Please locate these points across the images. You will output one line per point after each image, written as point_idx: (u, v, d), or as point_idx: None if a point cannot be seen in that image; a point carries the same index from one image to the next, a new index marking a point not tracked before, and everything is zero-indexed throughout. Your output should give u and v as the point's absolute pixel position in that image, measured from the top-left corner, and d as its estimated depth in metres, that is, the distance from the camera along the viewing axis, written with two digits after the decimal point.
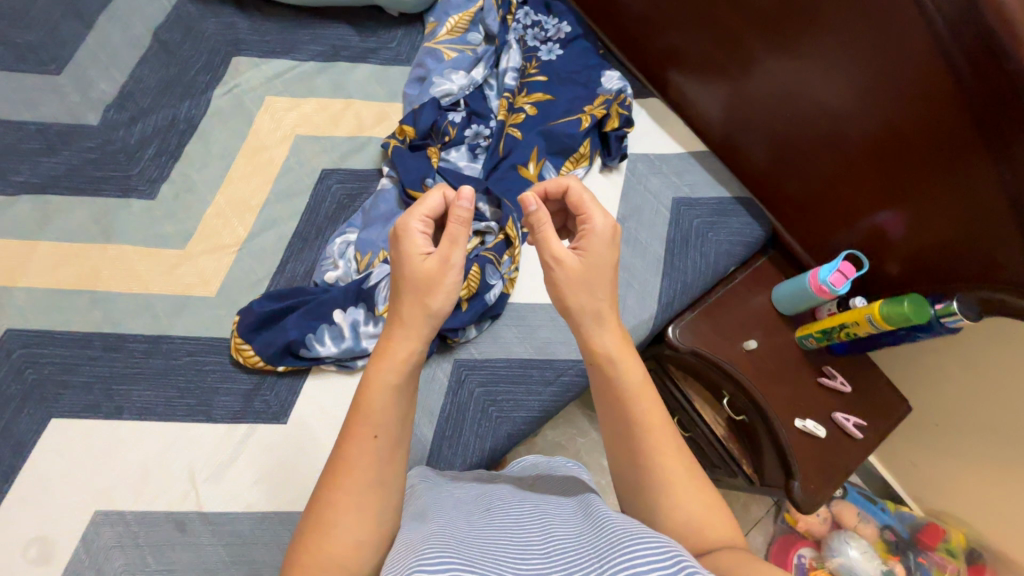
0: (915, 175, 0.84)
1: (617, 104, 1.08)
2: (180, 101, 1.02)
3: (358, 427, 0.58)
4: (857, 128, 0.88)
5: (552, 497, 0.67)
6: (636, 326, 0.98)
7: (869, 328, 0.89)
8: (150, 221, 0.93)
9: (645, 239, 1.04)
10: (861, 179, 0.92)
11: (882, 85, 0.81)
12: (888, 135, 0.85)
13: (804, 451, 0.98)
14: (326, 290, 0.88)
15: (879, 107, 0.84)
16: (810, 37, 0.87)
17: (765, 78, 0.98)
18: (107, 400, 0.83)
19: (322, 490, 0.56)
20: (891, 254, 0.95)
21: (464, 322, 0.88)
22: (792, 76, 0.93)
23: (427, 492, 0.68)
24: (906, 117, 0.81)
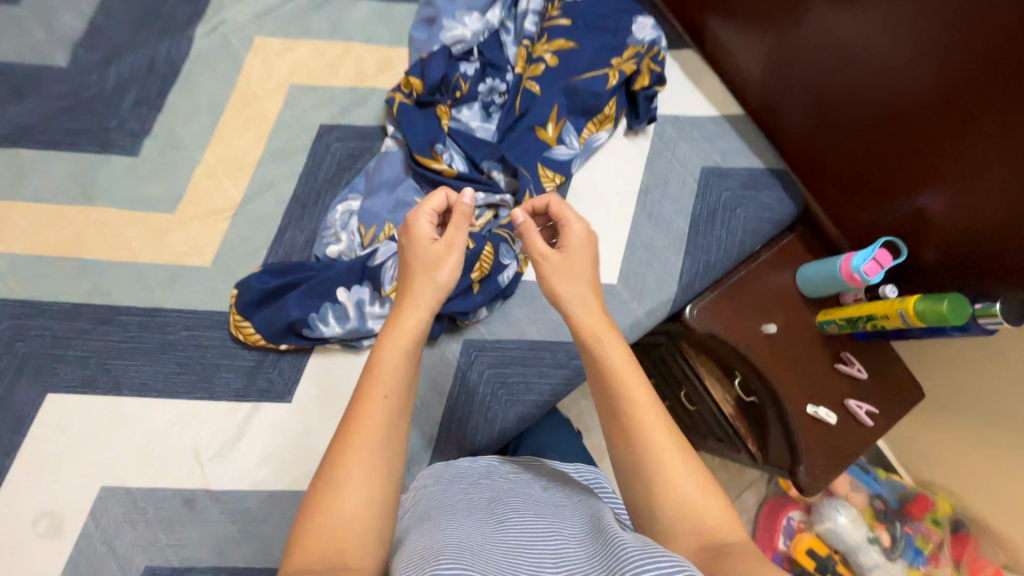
0: (961, 139, 0.76)
1: (649, 58, 0.98)
2: (157, 39, 0.90)
3: (370, 385, 0.57)
4: (905, 86, 0.79)
5: (565, 509, 0.64)
6: (654, 308, 0.93)
7: (899, 323, 0.85)
8: (134, 181, 0.86)
9: (669, 213, 0.98)
10: (901, 151, 0.84)
11: (947, 34, 0.72)
12: (941, 95, 0.75)
13: (812, 436, 0.97)
14: (328, 265, 0.83)
15: (932, 65, 0.75)
16: None
17: (811, 30, 0.88)
18: (104, 375, 0.80)
19: (331, 447, 0.54)
20: (926, 241, 0.87)
21: (476, 305, 0.83)
22: (841, 28, 0.83)
23: (437, 502, 0.65)
24: (961, 76, 0.72)
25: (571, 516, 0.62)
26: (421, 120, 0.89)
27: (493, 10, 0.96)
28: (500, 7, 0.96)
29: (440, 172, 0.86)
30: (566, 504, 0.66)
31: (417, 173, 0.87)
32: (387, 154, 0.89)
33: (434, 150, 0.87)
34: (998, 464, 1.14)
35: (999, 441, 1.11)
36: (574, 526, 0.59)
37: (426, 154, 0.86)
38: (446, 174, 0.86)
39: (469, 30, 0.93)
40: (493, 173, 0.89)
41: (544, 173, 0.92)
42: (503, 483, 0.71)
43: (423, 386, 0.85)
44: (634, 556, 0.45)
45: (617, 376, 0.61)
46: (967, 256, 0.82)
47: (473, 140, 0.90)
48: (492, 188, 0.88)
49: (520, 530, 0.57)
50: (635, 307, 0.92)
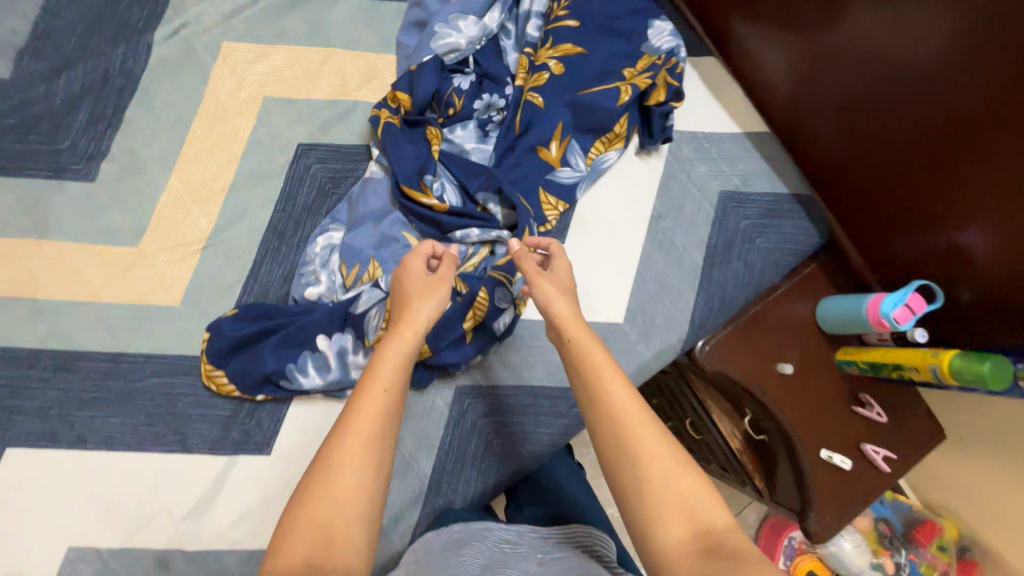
0: (997, 152, 0.66)
1: (666, 70, 0.88)
2: (111, 46, 0.80)
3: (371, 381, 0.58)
4: (938, 93, 0.69)
5: None
6: (664, 350, 0.86)
7: (929, 377, 0.78)
8: (92, 211, 0.77)
9: (682, 243, 0.89)
10: (937, 168, 0.74)
11: (986, 29, 0.62)
12: (978, 102, 0.66)
13: (826, 483, 0.92)
14: (306, 310, 0.75)
15: (978, 70, 0.64)
16: None
17: (848, 33, 0.76)
18: (67, 427, 0.74)
19: (326, 440, 0.54)
20: (963, 278, 0.77)
21: (468, 356, 0.77)
22: (880, 28, 0.72)
23: None
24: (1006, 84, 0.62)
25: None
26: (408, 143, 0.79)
27: (492, 12, 0.85)
28: (499, 8, 0.86)
29: (430, 207, 0.77)
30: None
31: (405, 206, 0.79)
32: (371, 183, 0.80)
33: (423, 180, 0.78)
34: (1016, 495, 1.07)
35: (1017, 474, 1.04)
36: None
37: (414, 185, 0.77)
38: (436, 209, 0.78)
39: (464, 36, 0.83)
40: (489, 204, 0.80)
41: (546, 201, 0.83)
42: (501, 552, 0.67)
43: (412, 438, 0.79)
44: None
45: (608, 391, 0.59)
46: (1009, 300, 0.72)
47: (468, 165, 0.80)
48: (488, 223, 0.79)
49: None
50: (642, 349, 0.85)
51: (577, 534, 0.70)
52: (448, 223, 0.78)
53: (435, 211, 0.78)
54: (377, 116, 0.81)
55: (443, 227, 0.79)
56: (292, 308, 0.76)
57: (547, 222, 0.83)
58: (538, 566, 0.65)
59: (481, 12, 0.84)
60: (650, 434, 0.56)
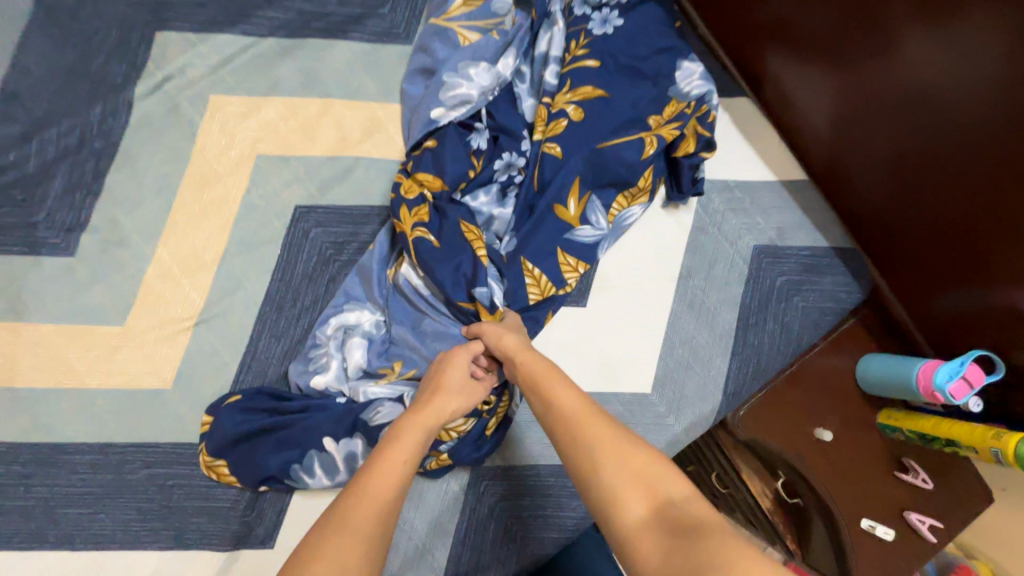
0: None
1: (697, 119, 0.80)
2: (87, 105, 0.73)
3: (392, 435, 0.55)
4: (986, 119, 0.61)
5: None
6: (694, 423, 0.80)
7: (988, 456, 0.72)
8: (73, 288, 0.71)
9: (713, 303, 0.82)
10: (981, 207, 0.65)
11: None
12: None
13: (868, 555, 0.86)
14: (312, 407, 0.70)
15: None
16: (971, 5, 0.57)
17: (893, 76, 0.68)
18: (52, 527, 0.68)
19: (342, 497, 0.48)
20: (1016, 345, 0.69)
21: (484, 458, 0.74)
22: (927, 69, 0.64)
23: None
24: None
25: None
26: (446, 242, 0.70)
27: (505, 57, 0.78)
28: (513, 54, 0.78)
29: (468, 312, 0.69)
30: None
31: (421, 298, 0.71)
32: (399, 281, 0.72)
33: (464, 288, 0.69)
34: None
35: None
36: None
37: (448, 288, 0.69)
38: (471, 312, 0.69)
39: (474, 87, 0.75)
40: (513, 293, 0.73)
41: (565, 263, 0.75)
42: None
43: (426, 527, 0.74)
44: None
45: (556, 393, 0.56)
46: None
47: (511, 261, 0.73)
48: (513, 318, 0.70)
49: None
50: (671, 423, 0.79)
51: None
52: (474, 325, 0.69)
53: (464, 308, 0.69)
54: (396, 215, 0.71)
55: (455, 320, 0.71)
56: (298, 404, 0.70)
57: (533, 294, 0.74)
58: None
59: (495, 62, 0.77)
60: (602, 429, 0.51)
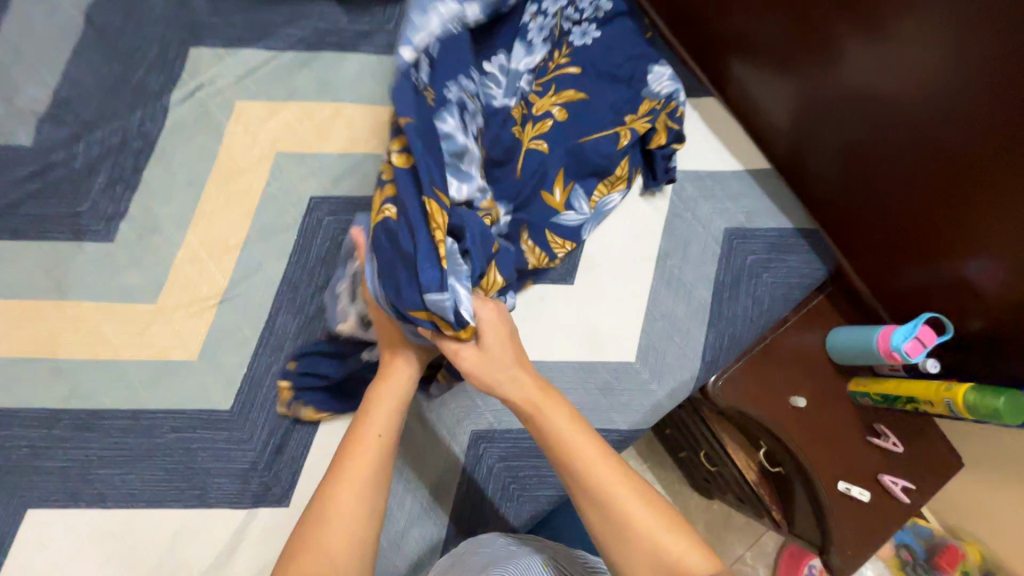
0: (997, 182, 0.68)
1: (666, 114, 0.91)
2: (129, 110, 0.83)
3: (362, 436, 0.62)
4: (932, 122, 0.71)
5: None
6: (676, 389, 0.87)
7: (942, 408, 0.78)
8: (112, 270, 0.79)
9: (690, 280, 0.90)
10: (929, 204, 0.77)
11: (986, 62, 0.63)
12: (979, 137, 0.67)
13: (845, 515, 0.91)
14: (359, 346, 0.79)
15: (957, 120, 0.68)
16: (903, 23, 0.68)
17: (845, 81, 0.79)
18: (87, 487, 0.74)
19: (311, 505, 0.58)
20: (975, 308, 0.80)
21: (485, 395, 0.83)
22: (874, 76, 0.75)
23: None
24: (974, 135, 0.68)
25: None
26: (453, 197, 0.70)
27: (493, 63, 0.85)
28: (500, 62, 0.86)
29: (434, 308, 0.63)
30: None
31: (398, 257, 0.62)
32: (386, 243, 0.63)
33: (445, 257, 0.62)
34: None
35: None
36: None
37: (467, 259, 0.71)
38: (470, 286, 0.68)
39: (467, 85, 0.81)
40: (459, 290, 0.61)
41: (553, 241, 0.84)
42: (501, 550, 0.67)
43: (430, 486, 0.80)
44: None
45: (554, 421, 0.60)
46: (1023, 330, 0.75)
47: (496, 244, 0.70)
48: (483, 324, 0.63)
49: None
50: (655, 389, 0.86)
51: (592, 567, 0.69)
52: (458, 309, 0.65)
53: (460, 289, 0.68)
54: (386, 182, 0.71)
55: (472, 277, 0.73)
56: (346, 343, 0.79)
57: (529, 261, 0.83)
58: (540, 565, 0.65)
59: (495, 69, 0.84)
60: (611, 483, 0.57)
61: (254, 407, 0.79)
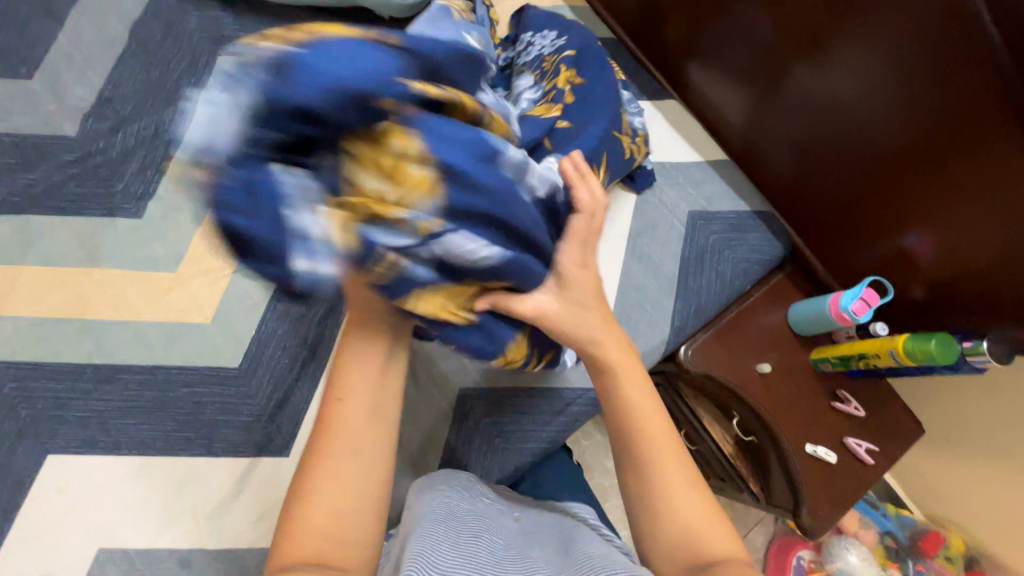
0: (931, 165, 0.79)
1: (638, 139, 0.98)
2: (163, 108, 0.95)
3: (338, 416, 0.56)
4: (869, 119, 0.83)
5: (539, 532, 0.69)
6: (648, 352, 0.96)
7: (891, 362, 0.87)
8: (139, 242, 0.89)
9: (658, 257, 1.00)
10: (881, 193, 0.87)
11: (918, 69, 0.74)
12: (915, 132, 0.78)
13: (814, 476, 0.96)
14: None
15: (899, 118, 0.79)
16: (837, 34, 0.80)
17: (789, 82, 0.91)
18: (103, 435, 0.81)
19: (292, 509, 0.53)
20: (917, 278, 0.90)
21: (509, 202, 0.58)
22: (816, 81, 0.87)
23: (421, 507, 0.68)
24: (916, 129, 0.78)
25: (551, 546, 0.64)
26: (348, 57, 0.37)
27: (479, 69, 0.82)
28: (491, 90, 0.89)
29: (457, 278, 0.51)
30: (542, 535, 0.68)
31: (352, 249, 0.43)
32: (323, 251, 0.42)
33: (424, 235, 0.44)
34: (1001, 483, 1.10)
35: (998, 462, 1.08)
36: (552, 557, 0.61)
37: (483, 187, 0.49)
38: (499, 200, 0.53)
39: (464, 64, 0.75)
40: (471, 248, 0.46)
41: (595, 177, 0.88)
42: (480, 500, 0.72)
43: (421, 439, 0.86)
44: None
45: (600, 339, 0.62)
46: (957, 291, 0.86)
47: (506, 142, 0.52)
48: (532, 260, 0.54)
49: (508, 558, 0.60)
50: None
51: (555, 506, 0.78)
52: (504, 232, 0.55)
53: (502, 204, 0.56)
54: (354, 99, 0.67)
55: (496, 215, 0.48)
56: None
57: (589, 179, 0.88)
58: (514, 521, 0.71)
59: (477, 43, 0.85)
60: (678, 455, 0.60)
61: (260, 365, 0.86)
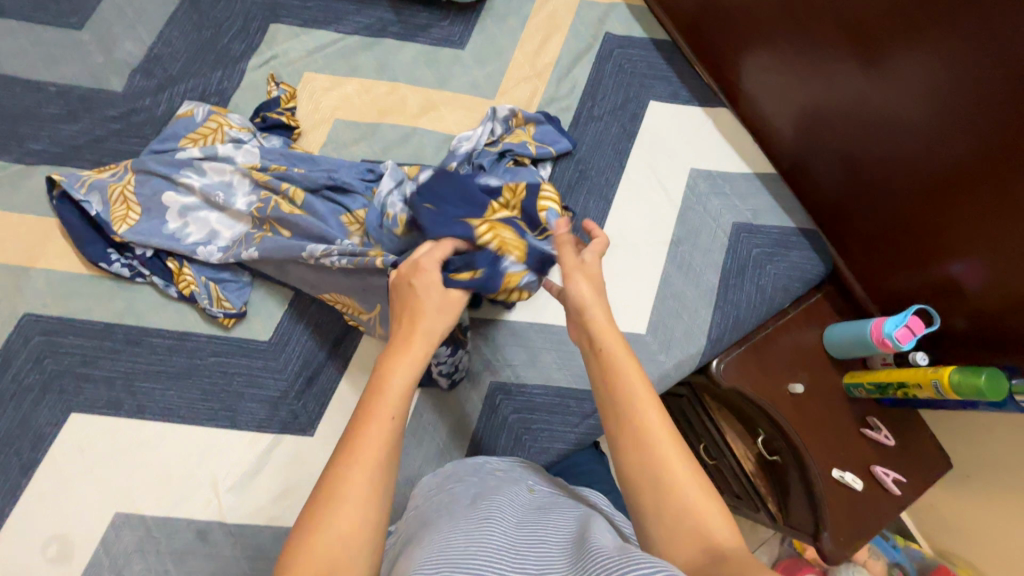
0: (995, 191, 0.75)
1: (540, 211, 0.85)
2: (211, 70, 0.94)
3: (378, 405, 0.50)
4: (934, 140, 0.80)
5: (557, 510, 0.61)
6: (682, 360, 0.94)
7: (932, 393, 0.85)
8: None
9: (698, 265, 0.99)
10: (931, 218, 0.84)
11: (985, 92, 0.72)
12: (975, 157, 0.76)
13: (838, 501, 0.93)
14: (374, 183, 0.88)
15: (959, 140, 0.77)
16: (904, 50, 0.79)
17: (845, 95, 0.89)
18: (128, 397, 0.79)
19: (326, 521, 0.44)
20: (959, 308, 0.87)
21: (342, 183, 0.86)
22: (874, 96, 0.85)
23: (424, 510, 0.64)
24: (975, 153, 0.76)
25: (567, 520, 0.57)
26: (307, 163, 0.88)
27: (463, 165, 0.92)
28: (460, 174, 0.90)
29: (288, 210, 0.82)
30: (556, 506, 0.62)
31: (367, 188, 0.87)
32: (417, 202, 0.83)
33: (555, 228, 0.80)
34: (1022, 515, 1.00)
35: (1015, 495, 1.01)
36: (569, 534, 0.54)
37: (193, 136, 0.87)
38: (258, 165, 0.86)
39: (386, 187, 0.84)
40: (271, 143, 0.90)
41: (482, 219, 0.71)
42: (490, 481, 0.66)
43: (447, 430, 0.85)
44: (614, 561, 0.43)
45: (616, 361, 0.58)
46: (1001, 327, 0.82)
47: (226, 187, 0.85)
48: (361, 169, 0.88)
49: (519, 541, 0.52)
50: (663, 359, 0.93)
51: (567, 488, 0.72)
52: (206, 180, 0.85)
53: (175, 152, 0.85)
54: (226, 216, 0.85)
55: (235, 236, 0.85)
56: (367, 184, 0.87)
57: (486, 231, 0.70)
58: (528, 491, 0.65)
59: (74, 185, 0.81)
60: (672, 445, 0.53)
61: (291, 340, 0.85)
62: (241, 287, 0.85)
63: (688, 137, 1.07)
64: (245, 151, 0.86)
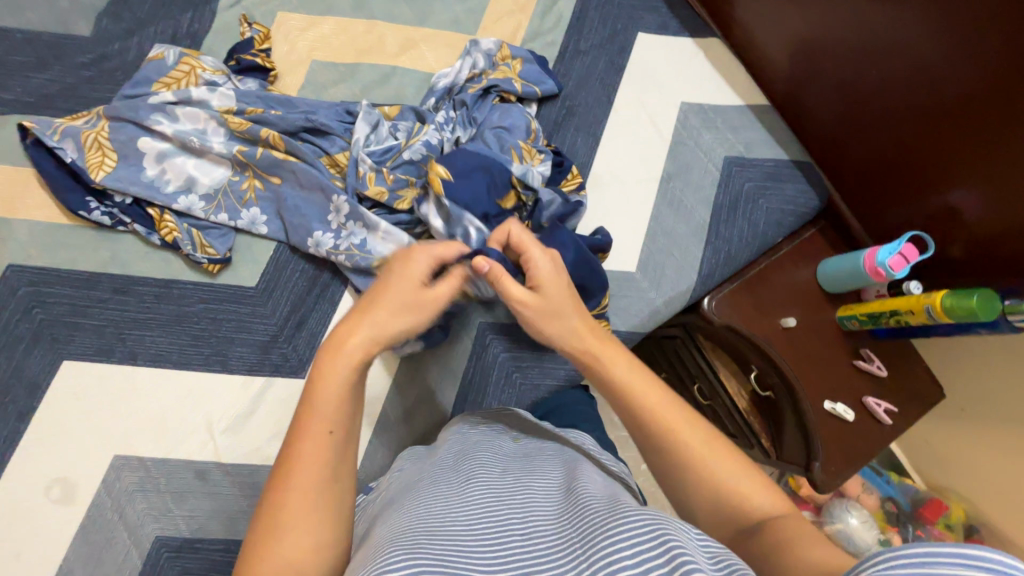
0: (995, 111, 0.73)
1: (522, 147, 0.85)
2: (181, 13, 0.91)
3: (310, 421, 0.45)
4: (932, 63, 0.77)
5: (541, 464, 0.59)
6: (672, 297, 0.93)
7: (924, 319, 0.84)
8: None
9: (690, 202, 0.97)
10: (930, 147, 0.82)
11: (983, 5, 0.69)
12: (972, 77, 0.73)
13: (829, 432, 0.94)
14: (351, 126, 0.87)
15: (955, 60, 0.74)
16: None
17: (838, 18, 0.86)
18: (119, 344, 0.79)
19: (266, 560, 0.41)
20: (955, 235, 0.85)
21: (318, 125, 0.85)
22: (870, 19, 0.82)
23: (407, 477, 0.63)
24: (973, 72, 0.73)
25: (553, 466, 0.58)
26: (283, 105, 0.86)
27: (442, 106, 0.91)
28: (441, 114, 0.89)
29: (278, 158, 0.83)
30: (541, 458, 0.61)
31: (346, 129, 0.86)
32: (405, 157, 0.84)
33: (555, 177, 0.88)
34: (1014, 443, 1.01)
35: (1011, 426, 1.00)
36: (553, 480, 0.54)
37: (166, 80, 0.85)
38: (233, 108, 0.84)
39: (362, 132, 0.84)
40: (246, 85, 0.88)
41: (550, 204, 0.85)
42: (473, 436, 0.67)
43: (437, 369, 0.86)
44: (600, 518, 0.42)
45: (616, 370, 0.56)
46: (998, 252, 0.81)
47: (205, 133, 0.84)
48: (335, 110, 0.87)
49: (503, 497, 0.51)
50: (654, 296, 0.93)
51: (554, 431, 0.72)
52: (182, 126, 0.83)
53: (147, 97, 0.83)
54: (204, 164, 0.84)
55: (213, 184, 0.84)
56: (343, 127, 0.86)
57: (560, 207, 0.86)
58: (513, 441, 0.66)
59: (48, 132, 0.80)
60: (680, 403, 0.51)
61: (278, 285, 0.84)
62: (225, 234, 0.84)
63: (679, 71, 1.03)
64: (221, 94, 0.84)
